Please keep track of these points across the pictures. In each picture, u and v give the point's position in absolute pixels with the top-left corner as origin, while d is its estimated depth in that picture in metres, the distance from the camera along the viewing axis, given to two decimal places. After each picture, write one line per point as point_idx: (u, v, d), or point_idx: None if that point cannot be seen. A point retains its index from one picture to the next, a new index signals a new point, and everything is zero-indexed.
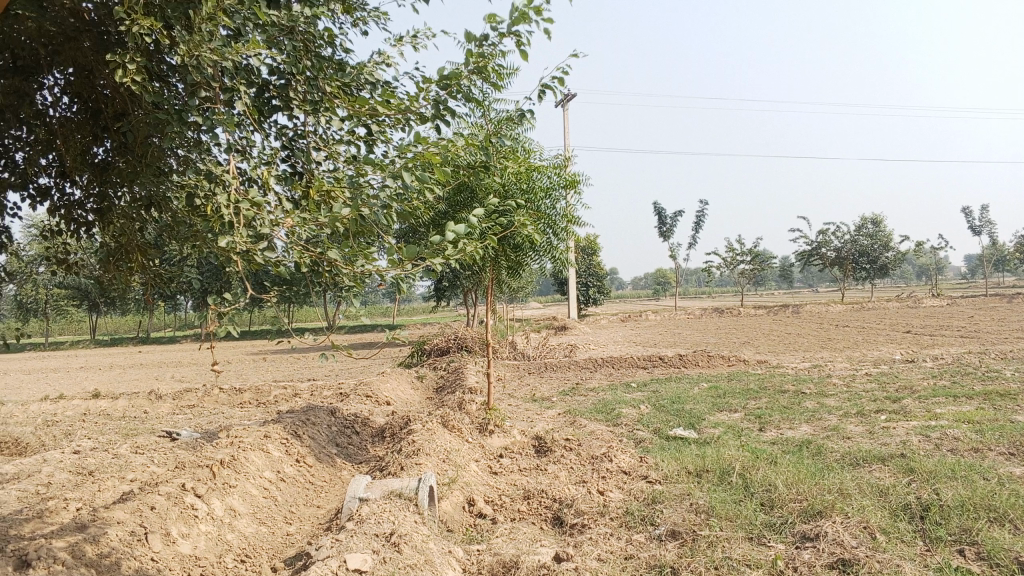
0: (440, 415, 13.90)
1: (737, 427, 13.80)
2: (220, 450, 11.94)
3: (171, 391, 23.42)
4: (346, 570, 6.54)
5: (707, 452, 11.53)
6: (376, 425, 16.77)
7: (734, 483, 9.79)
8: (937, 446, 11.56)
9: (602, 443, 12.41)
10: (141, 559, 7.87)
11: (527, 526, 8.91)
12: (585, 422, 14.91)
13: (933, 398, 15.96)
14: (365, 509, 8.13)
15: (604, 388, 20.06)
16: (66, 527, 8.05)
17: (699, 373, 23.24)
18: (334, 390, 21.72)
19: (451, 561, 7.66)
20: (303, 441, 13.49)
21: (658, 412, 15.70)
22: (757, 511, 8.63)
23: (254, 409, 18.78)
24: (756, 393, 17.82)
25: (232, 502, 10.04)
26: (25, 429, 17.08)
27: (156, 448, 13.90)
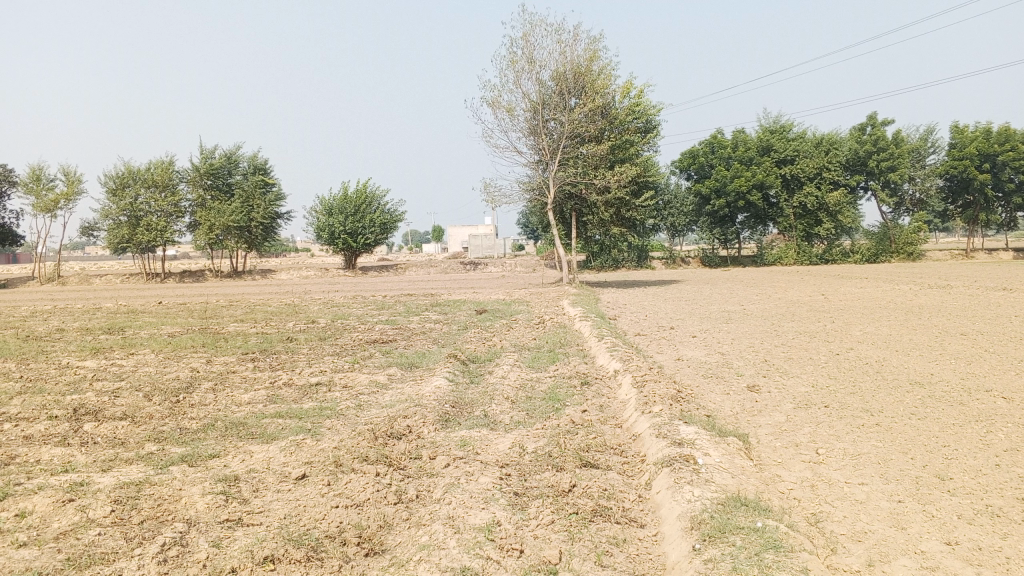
0: (472, 318, 13.62)
1: (783, 309, 13.15)
2: (249, 322, 11.84)
3: (222, 297, 23.70)
4: (337, 398, 6.34)
5: (746, 323, 10.90)
6: (413, 313, 16.61)
7: (768, 338, 9.21)
8: (998, 319, 10.71)
9: (636, 322, 11.91)
10: (149, 363, 7.79)
11: (538, 359, 8.59)
12: (624, 312, 14.45)
13: (1000, 295, 14.89)
14: (366, 368, 7.91)
15: (648, 297, 19.50)
16: (77, 357, 7.98)
17: (752, 285, 22.33)
18: (377, 297, 21.65)
19: (450, 376, 7.41)
20: (334, 319, 13.36)
21: (702, 305, 15.14)
22: (786, 352, 8.06)
23: (295, 304, 18.85)
24: (808, 294, 17.01)
25: (252, 340, 9.91)
26: (75, 306, 17.44)
27: (194, 317, 13.94)
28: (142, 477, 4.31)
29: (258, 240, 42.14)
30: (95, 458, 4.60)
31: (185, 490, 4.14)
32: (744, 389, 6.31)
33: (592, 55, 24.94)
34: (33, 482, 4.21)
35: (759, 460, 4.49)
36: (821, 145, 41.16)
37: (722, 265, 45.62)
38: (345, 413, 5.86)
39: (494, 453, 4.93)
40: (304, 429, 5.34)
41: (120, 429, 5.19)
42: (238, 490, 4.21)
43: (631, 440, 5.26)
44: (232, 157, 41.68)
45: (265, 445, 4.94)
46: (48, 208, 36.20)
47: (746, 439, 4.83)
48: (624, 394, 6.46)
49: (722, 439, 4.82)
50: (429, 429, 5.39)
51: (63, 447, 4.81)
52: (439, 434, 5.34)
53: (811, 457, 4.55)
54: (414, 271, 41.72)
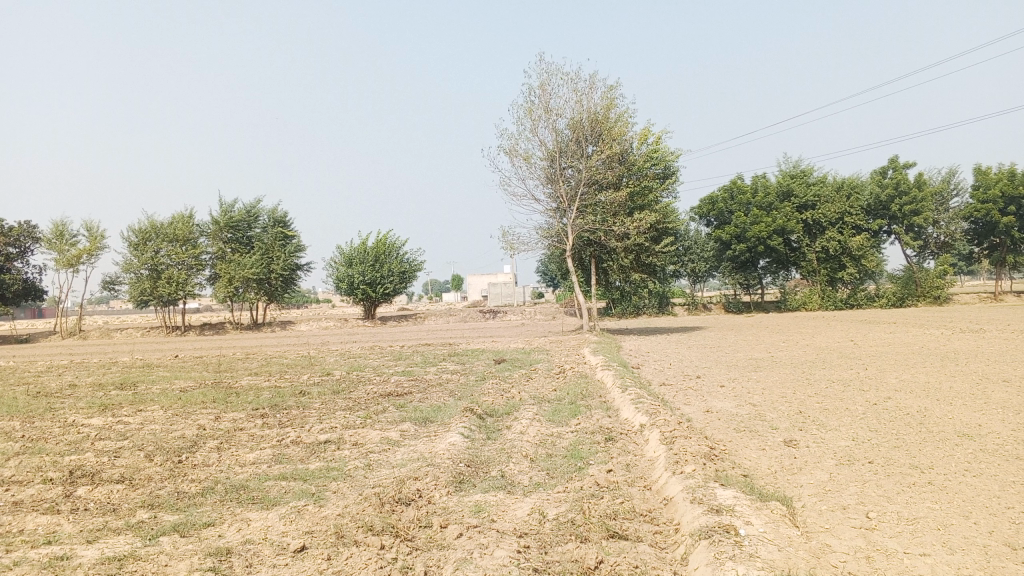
0: (492, 369, 13.31)
1: (810, 355, 12.73)
2: (263, 377, 11.57)
3: (240, 347, 23.44)
4: (344, 458, 6.04)
5: (774, 371, 10.49)
6: (432, 361, 16.31)
7: (798, 387, 8.82)
8: None
9: (660, 370, 11.53)
10: (157, 419, 7.55)
11: (557, 413, 8.24)
12: (646, 359, 14.07)
13: None
14: (379, 424, 7.60)
15: (671, 343, 19.03)
16: (85, 415, 7.74)
17: (781, 330, 21.77)
18: (394, 347, 21.31)
19: (464, 432, 7.09)
20: (351, 372, 13.07)
21: (726, 352, 14.75)
22: (820, 403, 7.66)
23: (312, 355, 18.58)
24: (838, 338, 16.55)
25: (264, 394, 9.65)
26: (93, 360, 17.30)
27: (208, 370, 13.73)
28: (128, 551, 4.02)
29: (278, 292, 42.20)
30: (81, 528, 4.32)
31: (170, 567, 3.82)
32: (779, 445, 5.94)
33: (610, 102, 24.96)
34: (11, 557, 3.93)
35: (805, 528, 4.14)
36: (841, 189, 40.89)
37: (746, 310, 45.07)
38: (352, 473, 5.55)
39: (512, 520, 4.61)
40: (308, 493, 5.04)
41: (115, 493, 4.93)
42: (230, 566, 3.90)
43: (662, 504, 4.91)
44: (252, 210, 42.01)
45: (265, 513, 4.64)
46: (71, 263, 36.52)
47: (787, 502, 4.48)
48: (651, 452, 6.13)
49: (763, 504, 4.46)
50: (442, 493, 5.08)
51: (50, 515, 4.54)
52: (452, 498, 5.02)
53: (862, 523, 4.19)
54: (433, 321, 41.54)
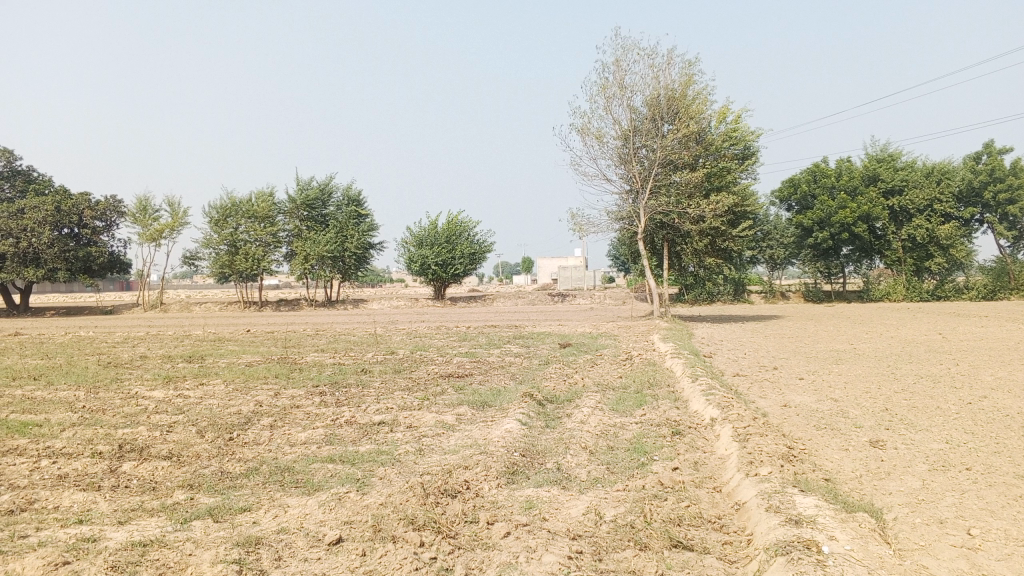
0: (558, 354, 12.99)
1: (893, 347, 12.04)
2: (328, 356, 11.51)
3: (308, 323, 23.57)
4: (392, 442, 5.83)
5: (857, 364, 9.90)
6: (499, 343, 16.09)
7: (883, 383, 8.26)
8: None
9: (733, 360, 11.04)
10: (216, 394, 7.53)
11: (621, 402, 7.88)
12: (719, 348, 13.55)
13: None
14: (436, 407, 7.40)
15: (744, 331, 18.30)
16: (147, 387, 7.74)
17: (865, 321, 20.70)
18: (460, 328, 21.12)
19: (522, 418, 6.81)
20: (416, 352, 12.95)
21: (802, 342, 14.13)
22: (909, 401, 7.12)
23: (378, 333, 18.56)
24: (926, 331, 15.67)
25: (325, 372, 9.55)
26: (168, 332, 17.64)
27: (276, 345, 13.80)
28: (156, 535, 3.90)
29: (351, 270, 42.68)
30: (115, 508, 4.24)
31: (195, 557, 3.68)
32: (864, 445, 5.49)
33: (688, 79, 24.25)
34: (38, 537, 3.85)
35: (898, 546, 3.73)
36: (931, 176, 39.11)
37: (826, 299, 43.70)
38: (399, 459, 5.33)
39: (565, 520, 4.33)
40: (352, 479, 4.86)
41: (159, 471, 4.85)
42: (258, 558, 3.72)
43: (733, 510, 4.56)
44: (327, 189, 42.59)
45: (306, 499, 4.48)
46: (154, 238, 37.63)
47: (877, 515, 4.08)
48: (722, 450, 5.76)
49: (849, 515, 4.07)
50: (492, 486, 4.84)
51: (86, 492, 4.48)
52: (502, 492, 4.76)
53: (962, 541, 3.77)
54: (502, 302, 41.40)
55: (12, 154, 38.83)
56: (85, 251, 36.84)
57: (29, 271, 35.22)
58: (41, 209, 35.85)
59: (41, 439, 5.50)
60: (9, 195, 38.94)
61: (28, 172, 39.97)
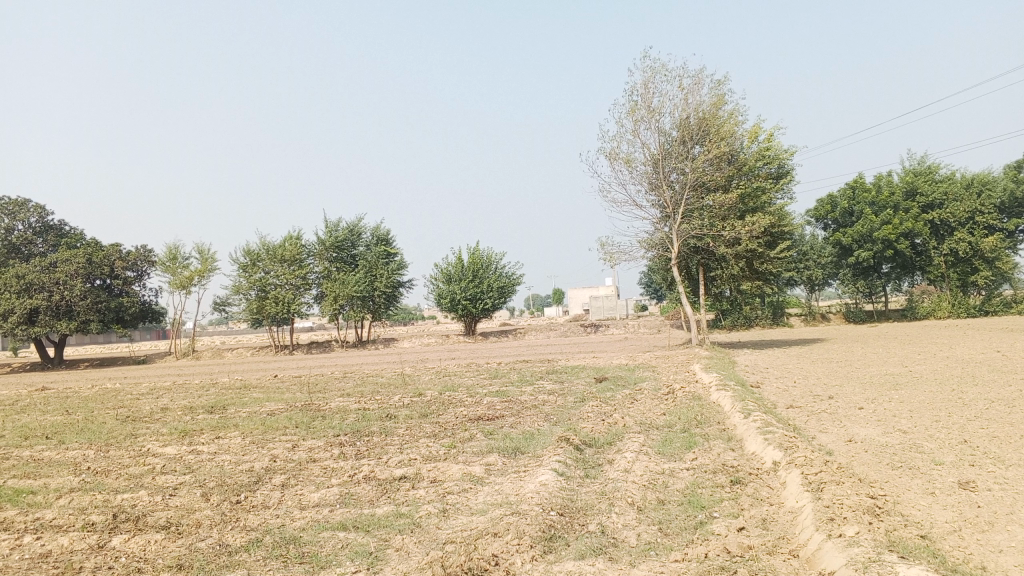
0: (596, 391, 12.42)
1: (952, 368, 11.31)
2: (353, 402, 11.06)
3: (338, 366, 23.08)
4: (412, 503, 5.38)
5: (919, 389, 9.22)
6: (533, 379, 15.53)
7: (953, 409, 7.60)
8: None
9: (783, 390, 10.39)
10: (230, 449, 7.22)
11: (664, 445, 7.32)
12: (765, 376, 12.85)
13: None
14: (464, 455, 6.90)
15: (788, 357, 17.54)
16: (159, 444, 7.40)
17: (918, 341, 19.76)
18: (490, 365, 20.54)
19: (558, 467, 6.29)
20: (446, 393, 12.45)
21: (853, 366, 13.40)
22: (988, 430, 6.51)
23: (408, 373, 18.10)
24: (983, 348, 14.85)
25: (348, 419, 9.10)
26: (194, 381, 17.32)
27: (303, 391, 13.38)
28: None
29: (382, 309, 42.42)
30: None
31: None
32: (954, 488, 4.93)
33: (718, 99, 23.82)
34: None
35: None
36: (971, 187, 38.18)
37: (868, 319, 42.60)
38: (421, 529, 4.83)
39: None
40: (365, 553, 4.43)
41: (151, 545, 4.60)
42: None
43: None
44: (355, 229, 42.68)
45: None
46: (184, 285, 37.80)
47: None
48: (791, 503, 5.18)
49: None
50: (527, 558, 4.31)
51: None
52: (538, 566, 4.24)
53: None
54: (534, 336, 40.82)
55: (44, 208, 39.43)
56: (117, 301, 37.10)
57: (62, 324, 35.42)
58: (73, 262, 36.19)
59: (33, 509, 5.36)
60: (42, 249, 39.46)
61: (60, 225, 40.52)
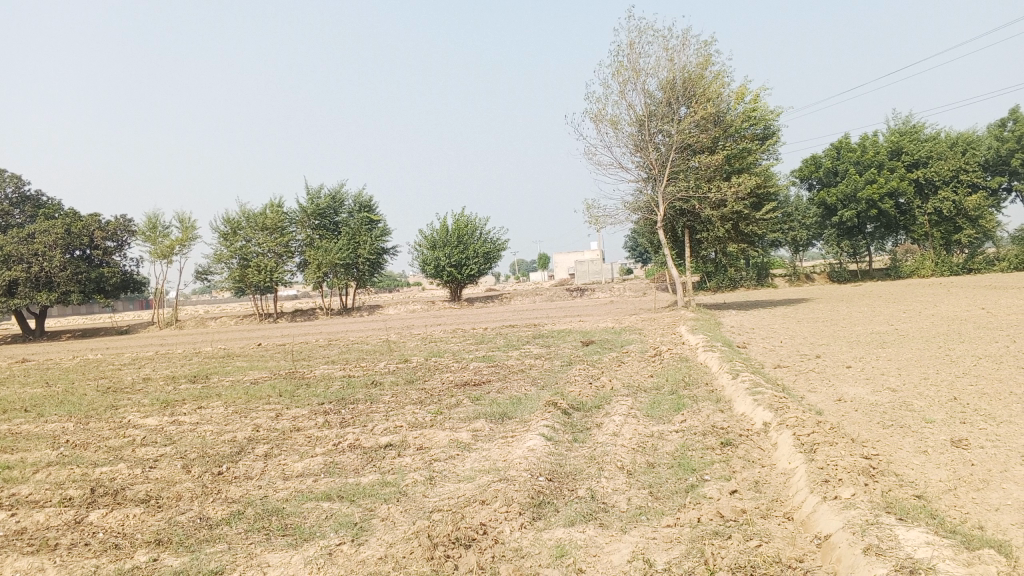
0: (583, 354, 12.37)
1: (937, 327, 11.31)
2: (337, 369, 10.95)
3: (322, 333, 22.90)
4: (397, 472, 5.30)
5: (906, 347, 9.21)
6: (520, 343, 15.46)
7: (940, 367, 7.58)
8: None
9: (770, 351, 10.36)
10: (211, 419, 7.13)
11: (651, 408, 7.28)
12: (752, 337, 12.82)
13: None
14: (448, 422, 6.83)
15: (774, 317, 17.54)
16: (138, 416, 7.29)
17: (902, 300, 19.82)
18: (475, 330, 20.45)
19: (544, 432, 6.25)
20: (432, 358, 12.36)
21: (837, 326, 13.41)
22: (976, 386, 6.50)
23: (393, 340, 17.98)
24: (967, 307, 14.90)
25: (332, 386, 8.99)
26: (176, 350, 17.12)
27: (287, 358, 13.24)
28: None
29: (366, 276, 42.18)
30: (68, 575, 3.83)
31: None
32: (946, 446, 4.93)
33: (704, 59, 23.59)
34: None
35: None
36: (956, 146, 38.24)
37: (852, 279, 42.83)
38: (407, 498, 4.75)
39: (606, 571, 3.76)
40: (349, 525, 4.35)
41: (130, 519, 4.53)
42: None
43: (816, 545, 3.94)
44: (338, 196, 42.29)
45: (296, 555, 3.96)
46: (165, 254, 37.42)
47: (1003, 550, 3.48)
48: (784, 464, 5.15)
49: (961, 551, 3.46)
50: (516, 527, 4.25)
51: (33, 555, 4.09)
52: (527, 535, 4.18)
53: None
54: (520, 301, 40.80)
55: (20, 178, 38.77)
56: (97, 272, 36.67)
57: (42, 295, 35.03)
58: (51, 232, 35.68)
59: (8, 484, 5.28)
60: (19, 220, 38.88)
61: (36, 196, 39.88)
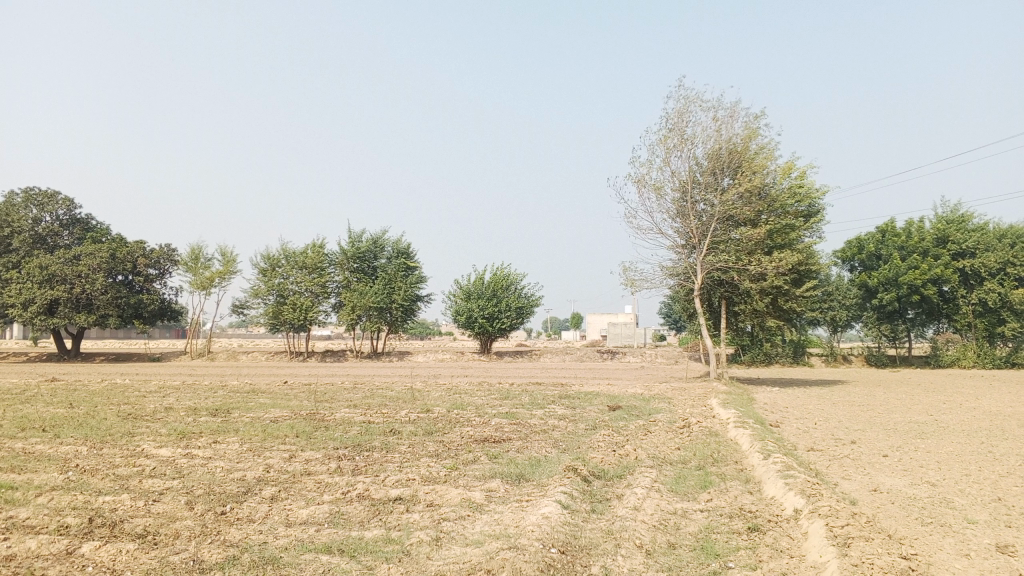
0: (609, 419, 12.10)
1: (980, 421, 10.89)
2: (358, 414, 10.81)
3: (348, 375, 22.82)
4: (406, 529, 5.12)
5: (946, 440, 8.85)
6: (545, 403, 15.20)
7: (983, 465, 7.24)
8: None
9: (803, 432, 10.03)
10: (224, 455, 7.04)
11: (674, 482, 7.02)
12: (784, 416, 12.46)
13: None
14: (464, 479, 6.64)
15: (809, 397, 17.09)
16: (152, 446, 7.23)
17: (945, 390, 19.23)
18: (502, 385, 20.23)
19: (561, 498, 6.04)
20: (454, 411, 12.18)
21: (874, 412, 13.00)
22: (1022, 489, 6.19)
23: (417, 388, 17.80)
24: (1012, 403, 14.39)
25: (351, 431, 8.86)
26: (201, 382, 17.11)
27: (310, 398, 13.15)
28: None
29: (398, 323, 42.24)
30: None
31: None
32: (990, 551, 4.66)
33: (751, 132, 23.61)
34: None
35: None
36: (1006, 237, 37.68)
37: (891, 364, 41.89)
38: (413, 559, 4.56)
39: None
40: None
41: (122, 555, 4.44)
42: None
43: None
44: (378, 241, 42.66)
45: None
46: (204, 285, 37.90)
47: None
48: (814, 557, 4.87)
49: None
50: None
51: None
52: None
53: None
54: (550, 359, 40.49)
55: (72, 201, 39.78)
56: (136, 298, 37.18)
57: (81, 317, 35.58)
58: (96, 256, 36.39)
59: (10, 506, 5.25)
60: (67, 242, 39.77)
61: (86, 219, 40.83)
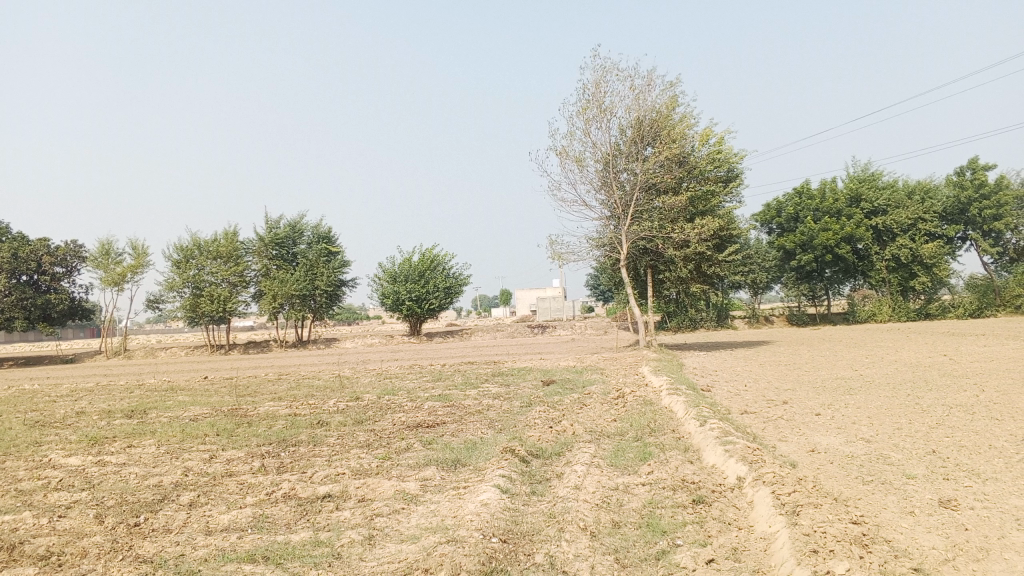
0: (542, 395, 11.97)
1: (901, 372, 11.18)
2: (283, 407, 10.41)
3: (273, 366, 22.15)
4: (339, 529, 4.87)
5: (874, 395, 9.02)
6: (476, 382, 14.99)
7: (912, 417, 7.38)
8: None
9: (735, 395, 10.09)
10: (138, 460, 6.63)
11: (611, 456, 6.92)
12: (714, 380, 12.56)
13: None
14: (398, 469, 6.40)
15: (737, 360, 17.34)
16: (59, 456, 6.76)
17: (864, 345, 19.80)
18: (433, 366, 19.92)
19: (498, 483, 5.87)
20: (383, 397, 11.87)
21: (801, 369, 13.24)
22: (954, 439, 6.32)
23: (344, 375, 17.36)
24: (930, 353, 14.87)
25: (275, 425, 8.49)
26: (115, 382, 16.33)
27: (231, 393, 12.64)
28: None
29: (324, 309, 41.43)
30: None
31: None
32: (934, 508, 4.72)
33: (670, 99, 23.77)
34: None
35: None
36: (915, 194, 39.18)
37: (811, 322, 43.19)
38: (349, 563, 4.31)
39: None
40: None
41: None
42: None
43: None
44: (297, 226, 41.67)
45: None
46: (116, 282, 36.37)
47: None
48: (762, 527, 4.84)
49: None
50: None
51: None
52: None
53: None
54: (481, 337, 40.35)
55: None
56: (43, 298, 35.45)
57: None
58: None
59: None
60: None
61: None
